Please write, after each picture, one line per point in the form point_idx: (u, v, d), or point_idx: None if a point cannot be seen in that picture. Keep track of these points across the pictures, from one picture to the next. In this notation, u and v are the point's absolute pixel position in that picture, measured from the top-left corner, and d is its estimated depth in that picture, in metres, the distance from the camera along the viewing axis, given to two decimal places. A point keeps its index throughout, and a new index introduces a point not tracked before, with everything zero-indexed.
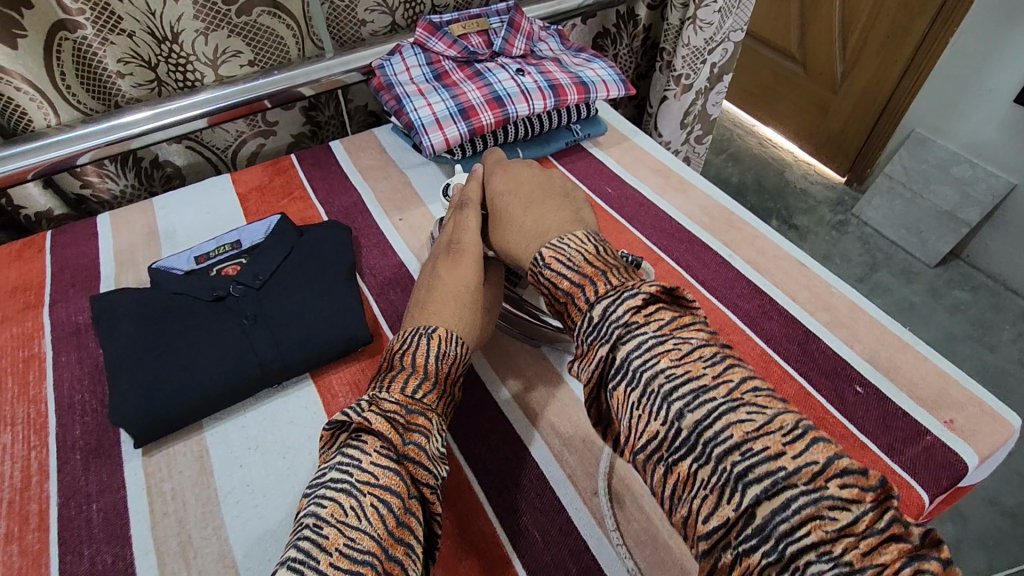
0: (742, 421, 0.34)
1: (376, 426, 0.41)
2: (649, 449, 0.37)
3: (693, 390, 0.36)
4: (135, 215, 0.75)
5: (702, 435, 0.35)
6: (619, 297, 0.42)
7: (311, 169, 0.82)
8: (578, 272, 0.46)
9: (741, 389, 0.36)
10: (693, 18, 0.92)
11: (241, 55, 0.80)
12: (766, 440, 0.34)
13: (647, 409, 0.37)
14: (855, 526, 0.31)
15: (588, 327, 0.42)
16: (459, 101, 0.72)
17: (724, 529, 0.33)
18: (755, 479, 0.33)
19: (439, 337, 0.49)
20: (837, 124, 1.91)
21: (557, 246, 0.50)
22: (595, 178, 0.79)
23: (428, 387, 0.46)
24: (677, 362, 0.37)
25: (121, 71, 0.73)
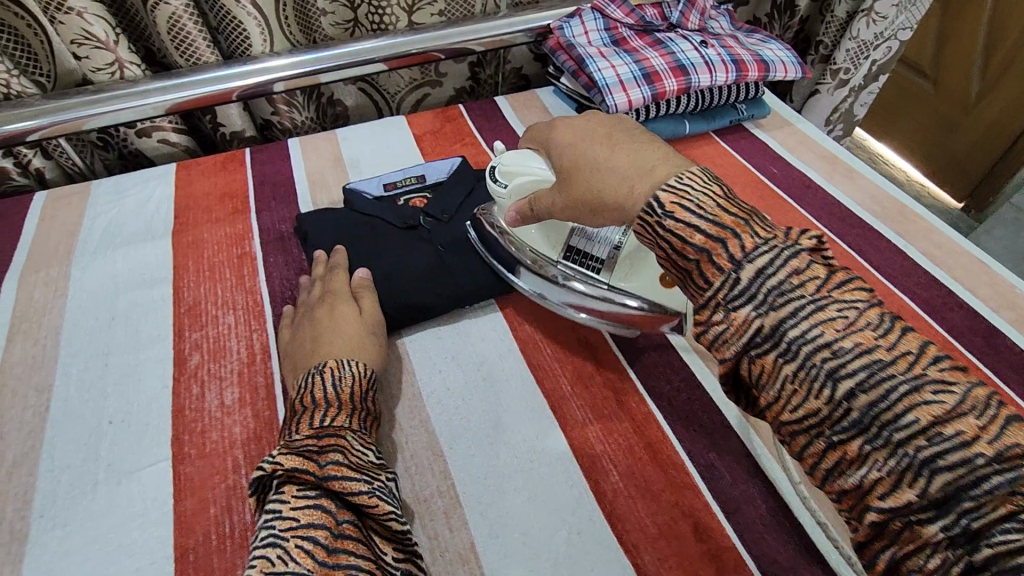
0: (929, 402, 0.30)
1: (285, 463, 0.40)
2: (805, 426, 0.33)
3: (869, 365, 0.31)
4: (322, 143, 0.81)
5: (879, 416, 0.31)
6: (781, 257, 0.35)
7: (480, 119, 0.86)
8: (713, 222, 0.36)
9: (922, 363, 0.31)
10: (869, 10, 0.91)
11: (435, 4, 0.84)
12: (853, 335, 0.32)
13: (751, 325, 0.34)
14: (962, 406, 0.30)
15: (732, 287, 0.35)
16: (642, 66, 0.74)
17: (817, 420, 0.33)
18: (849, 374, 0.31)
19: (330, 368, 0.49)
20: (960, 146, 1.82)
21: (676, 189, 0.38)
22: (759, 157, 0.79)
23: (334, 413, 0.46)
24: (845, 335, 0.32)
25: (326, 8, 0.80)
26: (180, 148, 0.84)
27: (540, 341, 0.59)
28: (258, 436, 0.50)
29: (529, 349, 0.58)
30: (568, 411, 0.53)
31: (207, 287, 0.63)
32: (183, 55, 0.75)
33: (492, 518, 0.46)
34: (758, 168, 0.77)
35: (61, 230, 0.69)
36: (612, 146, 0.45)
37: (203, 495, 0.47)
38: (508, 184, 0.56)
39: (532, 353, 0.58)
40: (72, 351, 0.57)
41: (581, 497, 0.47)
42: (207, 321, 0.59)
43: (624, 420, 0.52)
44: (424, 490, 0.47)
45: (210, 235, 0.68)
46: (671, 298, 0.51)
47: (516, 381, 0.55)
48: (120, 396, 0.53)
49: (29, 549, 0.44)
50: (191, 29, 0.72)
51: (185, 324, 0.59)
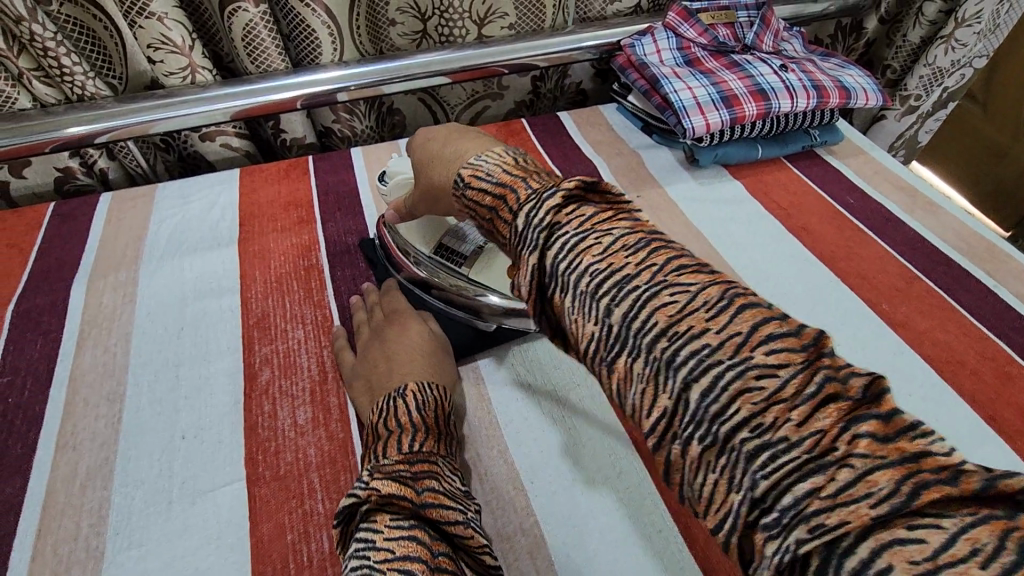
0: (753, 390, 0.25)
1: (383, 490, 0.39)
2: (657, 432, 0.28)
3: (697, 352, 0.27)
4: (385, 154, 0.80)
5: (709, 411, 0.26)
6: (540, 201, 0.34)
7: (543, 135, 0.84)
8: (499, 185, 0.38)
9: (753, 345, 0.26)
10: (948, 37, 0.88)
11: (506, 17, 0.82)
12: (653, 311, 0.29)
13: (534, 264, 0.33)
14: (785, 393, 0.25)
15: (516, 235, 0.35)
16: (720, 88, 0.72)
17: (667, 421, 0.28)
18: (608, 295, 0.30)
19: (412, 391, 0.48)
20: (1010, 174, 1.78)
21: (474, 164, 0.41)
22: (834, 186, 0.77)
23: (421, 437, 0.44)
24: (676, 320, 0.28)
25: (396, 19, 0.79)
26: (241, 153, 0.84)
27: None
28: (333, 460, 0.49)
29: None
30: (653, 449, 0.50)
31: (275, 299, 0.62)
32: (253, 61, 0.74)
33: (581, 561, 0.44)
34: (834, 197, 0.75)
35: (129, 233, 0.68)
36: (446, 138, 0.46)
37: (280, 519, 0.46)
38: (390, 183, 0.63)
39: None
40: (142, 359, 0.56)
41: (673, 544, 0.45)
42: (276, 335, 0.58)
43: None
44: (507, 527, 0.46)
45: (277, 245, 0.67)
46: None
47: (598, 415, 0.53)
48: (191, 410, 0.52)
49: (106, 567, 0.43)
50: (264, 36, 0.72)
51: (255, 336, 0.58)
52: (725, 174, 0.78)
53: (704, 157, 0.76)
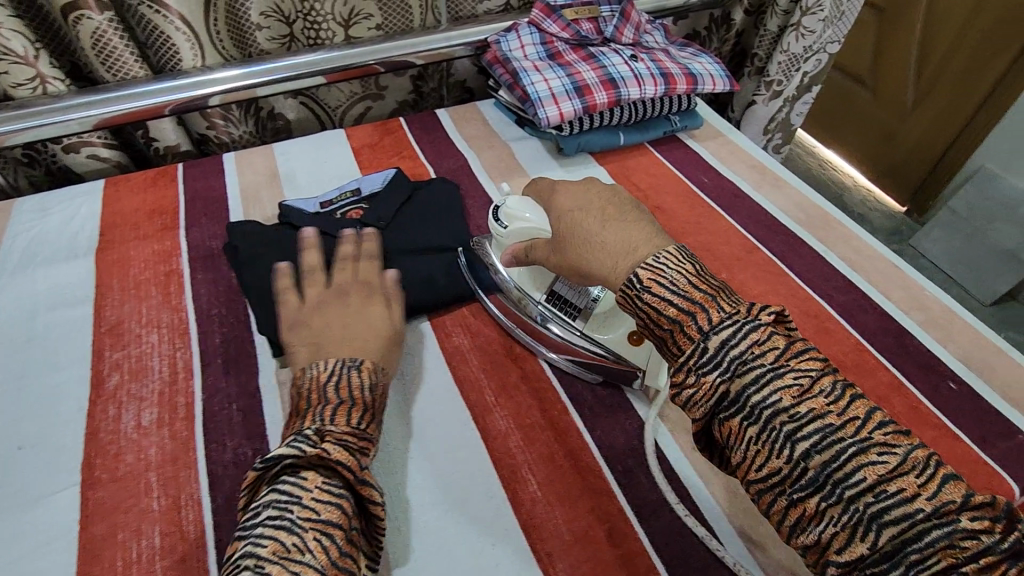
0: (875, 462, 0.35)
1: (333, 455, 0.40)
2: (768, 484, 0.38)
3: (820, 430, 0.37)
4: (258, 157, 0.81)
5: (832, 476, 0.36)
6: (738, 328, 0.40)
7: (419, 131, 0.86)
8: (685, 297, 0.43)
9: (869, 428, 0.37)
10: (796, 24, 0.95)
11: (371, 18, 0.84)
12: (862, 466, 0.35)
13: (718, 389, 0.40)
14: (906, 467, 0.35)
15: (699, 356, 0.40)
16: (574, 79, 0.76)
17: (779, 479, 0.38)
18: (804, 437, 0.37)
19: (367, 369, 0.49)
20: (901, 153, 1.89)
21: (653, 266, 0.45)
22: (690, 167, 0.81)
23: (367, 419, 0.46)
24: (800, 401, 0.38)
25: (261, 23, 0.79)
26: (111, 163, 0.82)
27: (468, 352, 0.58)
28: (175, 458, 0.50)
29: (456, 361, 0.58)
30: (492, 421, 0.53)
31: (130, 306, 0.61)
32: (109, 69, 0.73)
33: (411, 532, 0.46)
34: (690, 177, 0.79)
35: None
36: (605, 221, 0.50)
37: (115, 519, 0.46)
38: (508, 225, 0.59)
39: (459, 365, 0.57)
40: None
41: (499, 508, 0.47)
42: (129, 341, 0.58)
43: (545, 429, 0.52)
44: None
45: (138, 252, 0.67)
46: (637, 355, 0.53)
47: (443, 393, 0.55)
48: (30, 422, 0.52)
49: None
50: (117, 43, 0.71)
51: (106, 343, 0.58)
52: (591, 161, 0.81)
53: (568, 145, 0.79)
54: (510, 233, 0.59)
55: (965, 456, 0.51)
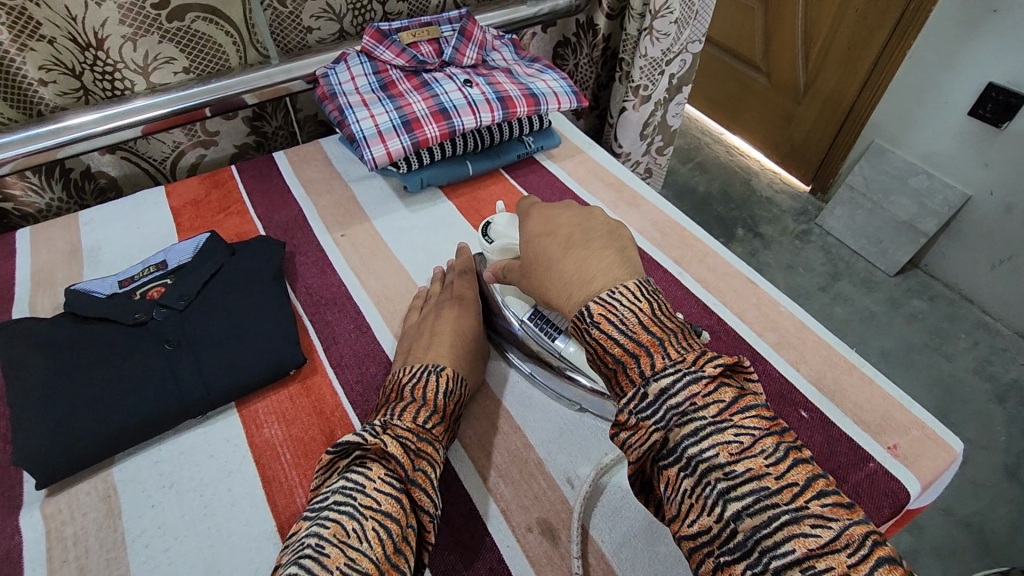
0: (806, 534, 0.31)
1: (390, 448, 0.42)
2: (698, 542, 0.34)
3: (754, 491, 0.33)
4: (57, 230, 0.71)
5: (761, 543, 0.32)
6: (682, 378, 0.37)
7: (251, 181, 0.78)
8: (632, 337, 0.40)
9: (807, 496, 0.33)
10: (649, 29, 0.92)
11: (174, 61, 0.75)
12: (794, 538, 0.31)
13: (656, 435, 0.37)
14: (838, 543, 0.31)
15: (641, 401, 0.38)
16: (403, 112, 0.70)
17: (709, 538, 0.34)
18: (738, 497, 0.33)
19: (448, 374, 0.51)
20: (800, 134, 1.90)
21: (608, 301, 0.42)
22: (546, 192, 0.76)
23: (435, 419, 0.47)
24: (737, 458, 0.34)
25: (43, 79, 0.69)
26: None
27: (280, 446, 0.51)
28: None
29: (266, 460, 0.50)
30: None
31: None
32: None
33: None
34: None
35: None
36: (571, 246, 0.48)
37: None
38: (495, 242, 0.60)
39: (269, 463, 0.50)
40: None
41: None
42: None
43: None
44: None
45: None
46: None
47: (243, 501, 0.48)
48: None
49: None
50: None
51: None
52: (439, 196, 0.75)
53: (410, 182, 0.73)
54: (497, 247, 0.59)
55: None
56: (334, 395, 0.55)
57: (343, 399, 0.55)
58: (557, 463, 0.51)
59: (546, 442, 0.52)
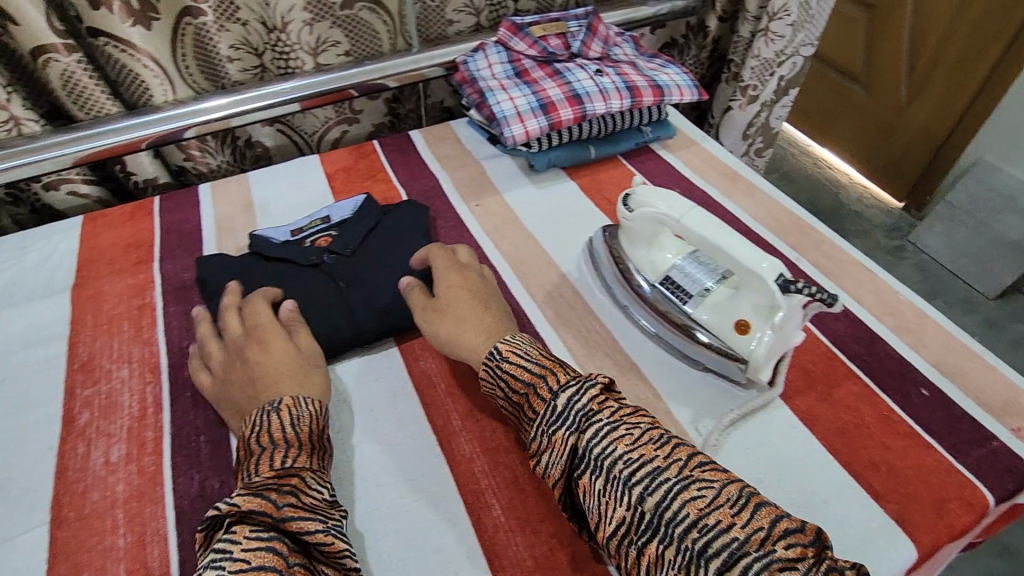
0: (695, 498, 0.40)
1: (244, 505, 0.40)
2: (619, 533, 0.42)
3: (651, 473, 0.42)
4: (233, 187, 0.82)
5: (664, 515, 0.40)
6: (581, 388, 0.46)
7: (392, 154, 0.87)
8: (538, 364, 0.49)
9: (689, 468, 0.42)
10: (766, 30, 0.95)
11: (338, 45, 0.85)
12: (687, 503, 0.40)
13: (569, 444, 0.44)
14: (719, 500, 0.40)
15: (551, 417, 0.46)
16: (540, 96, 0.77)
17: (626, 527, 0.41)
18: (637, 482, 0.41)
19: (286, 407, 0.48)
20: (897, 148, 1.85)
21: (512, 341, 0.52)
22: (663, 177, 0.81)
23: (294, 454, 0.45)
24: (631, 448, 0.43)
25: (232, 56, 0.80)
26: (92, 200, 0.84)
27: (434, 377, 0.58)
28: (142, 493, 0.50)
29: (422, 386, 0.58)
30: (457, 447, 0.53)
31: (104, 340, 0.63)
32: (82, 108, 0.74)
33: (369, 564, 0.46)
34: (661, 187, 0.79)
35: None
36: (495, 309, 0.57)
37: (80, 557, 0.47)
38: (635, 211, 0.60)
39: (425, 390, 0.57)
40: None
41: (461, 535, 0.47)
42: (100, 376, 0.59)
43: (511, 452, 0.52)
44: None
45: (112, 288, 0.68)
46: (740, 346, 0.54)
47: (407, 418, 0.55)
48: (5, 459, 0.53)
49: None
50: (88, 83, 0.72)
51: (78, 380, 0.59)
52: (562, 176, 0.82)
53: (538, 161, 0.80)
54: (635, 218, 0.60)
55: (936, 466, 0.51)
56: None
57: None
58: (685, 413, 0.55)
59: (673, 394, 0.56)
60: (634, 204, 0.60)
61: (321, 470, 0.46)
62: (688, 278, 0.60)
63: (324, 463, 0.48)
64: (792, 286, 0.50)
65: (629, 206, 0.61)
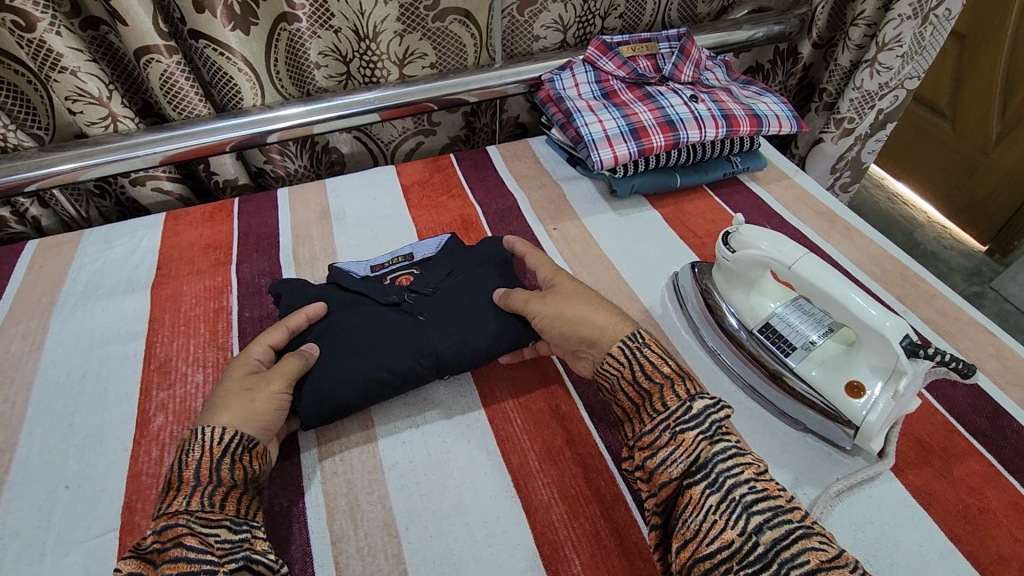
0: (817, 548, 0.37)
1: (123, 567, 0.39)
2: (717, 557, 0.39)
3: (772, 508, 0.40)
4: (310, 193, 0.82)
5: (779, 554, 0.37)
6: (718, 401, 0.46)
7: (469, 169, 0.85)
8: (675, 366, 0.48)
9: (808, 519, 0.40)
10: (871, 61, 0.90)
11: (425, 57, 0.84)
12: (808, 552, 0.37)
13: (696, 448, 0.43)
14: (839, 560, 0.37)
15: (683, 415, 0.45)
16: (630, 121, 0.74)
17: (729, 553, 0.38)
18: (759, 511, 0.39)
19: (183, 441, 0.45)
20: (984, 189, 1.73)
21: (654, 338, 0.52)
22: (752, 213, 0.76)
23: (176, 493, 0.42)
24: (758, 477, 0.42)
25: (319, 62, 0.81)
26: (174, 196, 0.85)
27: (511, 411, 0.56)
28: None
29: (498, 419, 0.55)
30: (534, 490, 0.50)
31: (180, 342, 0.62)
32: (175, 108, 0.76)
33: None
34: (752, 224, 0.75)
35: (48, 280, 0.70)
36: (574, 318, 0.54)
37: None
38: (736, 252, 0.56)
39: (501, 424, 0.55)
40: (40, 408, 0.57)
41: None
42: (175, 379, 0.59)
43: (593, 502, 0.49)
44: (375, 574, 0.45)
45: (190, 288, 0.68)
46: (850, 409, 0.49)
47: (482, 454, 0.52)
48: (80, 459, 0.53)
49: None
50: (184, 85, 0.73)
51: (154, 381, 0.59)
52: (644, 204, 0.78)
53: (620, 187, 0.76)
54: (736, 260, 0.55)
55: None
56: (558, 372, 0.59)
57: (565, 375, 0.59)
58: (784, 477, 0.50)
59: (769, 452, 0.52)
60: (734, 244, 0.56)
61: (208, 509, 0.42)
62: (791, 329, 0.55)
63: (225, 498, 0.43)
64: (920, 352, 0.45)
65: (729, 245, 0.57)
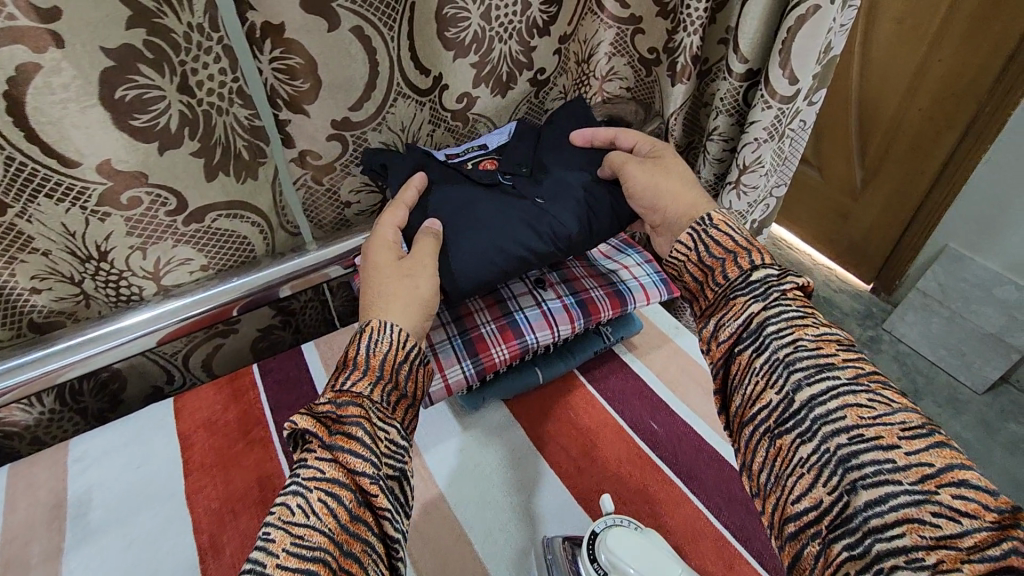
0: (861, 405, 0.37)
1: (300, 424, 0.41)
2: (759, 419, 0.42)
3: (819, 365, 0.40)
4: (42, 472, 0.58)
5: (814, 411, 0.39)
6: (783, 275, 0.46)
7: (276, 393, 0.66)
8: (744, 240, 0.48)
9: (868, 379, 0.39)
10: (735, 182, 0.80)
11: (191, 261, 0.63)
12: (848, 408, 0.38)
13: (747, 311, 0.44)
14: (890, 421, 0.37)
15: (741, 283, 0.46)
16: (467, 329, 0.62)
17: (768, 411, 0.41)
18: (802, 371, 0.40)
19: (372, 326, 0.47)
20: (858, 233, 1.70)
21: (725, 213, 0.51)
22: (632, 408, 0.63)
23: (359, 375, 0.44)
24: (814, 336, 0.42)
25: (36, 288, 0.56)
26: None
27: None
28: None
29: None
30: None
31: None
32: None
33: None
34: (635, 428, 0.61)
35: None
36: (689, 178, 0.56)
37: None
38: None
39: None
40: None
41: None
42: None
43: None
44: None
45: None
46: None
47: None
48: None
49: None
50: None
51: None
52: (504, 414, 0.63)
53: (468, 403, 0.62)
54: None
55: None
56: None
57: None
58: None
59: None
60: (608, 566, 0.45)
61: (386, 406, 0.44)
62: None
63: (397, 403, 0.45)
64: None
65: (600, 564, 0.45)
